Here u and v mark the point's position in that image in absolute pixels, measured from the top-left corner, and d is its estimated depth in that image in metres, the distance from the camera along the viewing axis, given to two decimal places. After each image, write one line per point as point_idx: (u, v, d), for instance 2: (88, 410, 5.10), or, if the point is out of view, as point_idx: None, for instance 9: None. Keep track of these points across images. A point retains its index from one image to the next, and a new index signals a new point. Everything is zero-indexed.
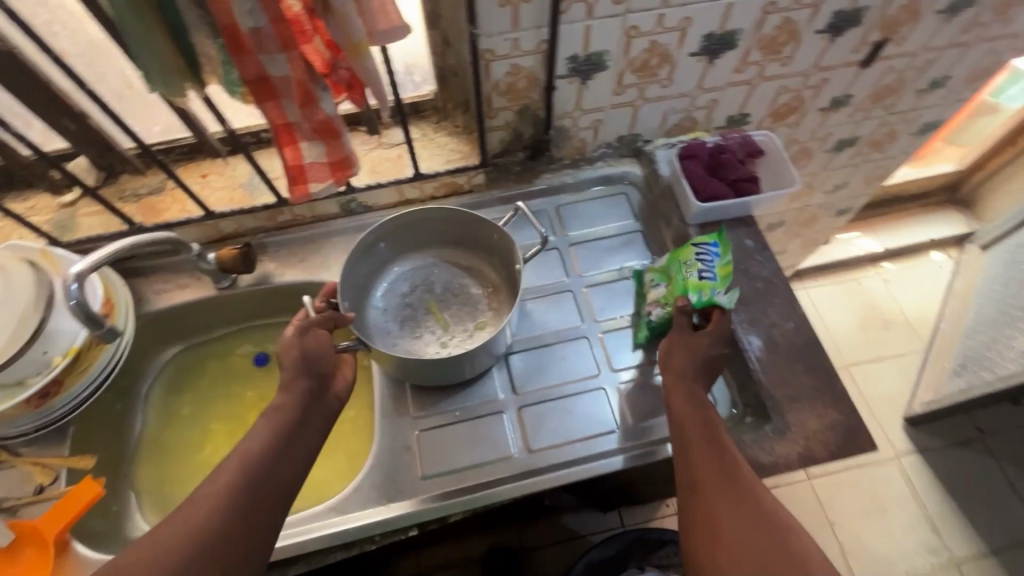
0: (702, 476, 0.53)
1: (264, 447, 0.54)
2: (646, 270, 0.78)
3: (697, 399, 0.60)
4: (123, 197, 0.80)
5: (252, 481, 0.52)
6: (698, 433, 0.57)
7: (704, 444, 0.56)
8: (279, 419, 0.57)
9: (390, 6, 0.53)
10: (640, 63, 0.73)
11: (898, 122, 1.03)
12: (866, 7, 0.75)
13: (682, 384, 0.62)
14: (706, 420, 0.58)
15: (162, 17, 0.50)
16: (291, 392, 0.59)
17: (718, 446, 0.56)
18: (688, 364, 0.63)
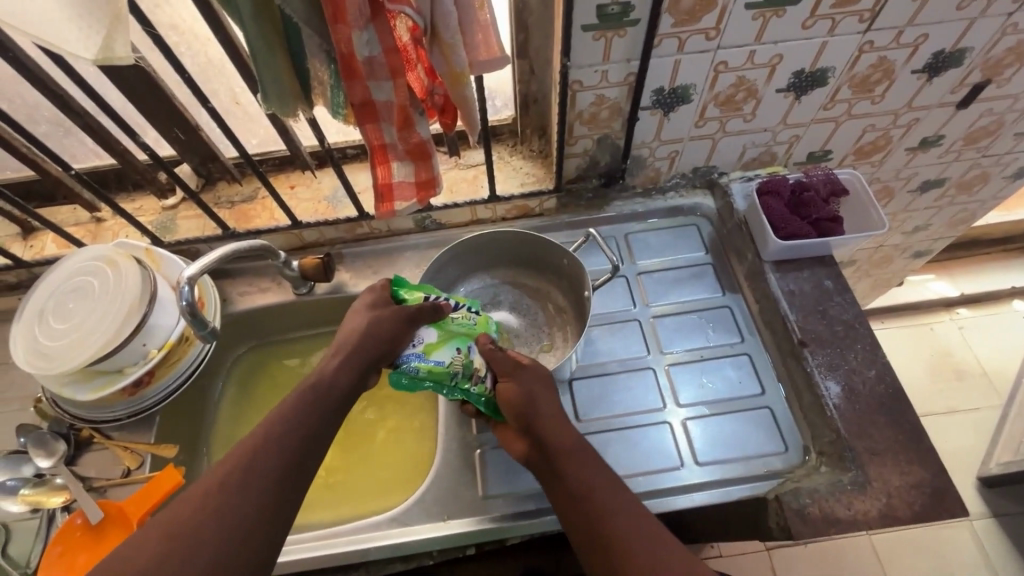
0: (622, 547, 0.51)
1: (293, 430, 0.52)
2: (437, 355, 0.63)
3: (584, 457, 0.58)
4: (219, 203, 0.86)
5: (290, 458, 0.50)
6: (613, 522, 0.53)
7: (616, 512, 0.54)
8: (312, 402, 0.55)
9: (492, 37, 0.55)
10: (725, 97, 0.73)
11: (992, 165, 0.98)
12: (970, 49, 0.72)
13: (570, 452, 0.58)
14: (615, 500, 0.55)
15: (285, 43, 0.54)
16: (332, 372, 0.58)
17: (640, 523, 0.53)
18: (558, 432, 0.60)
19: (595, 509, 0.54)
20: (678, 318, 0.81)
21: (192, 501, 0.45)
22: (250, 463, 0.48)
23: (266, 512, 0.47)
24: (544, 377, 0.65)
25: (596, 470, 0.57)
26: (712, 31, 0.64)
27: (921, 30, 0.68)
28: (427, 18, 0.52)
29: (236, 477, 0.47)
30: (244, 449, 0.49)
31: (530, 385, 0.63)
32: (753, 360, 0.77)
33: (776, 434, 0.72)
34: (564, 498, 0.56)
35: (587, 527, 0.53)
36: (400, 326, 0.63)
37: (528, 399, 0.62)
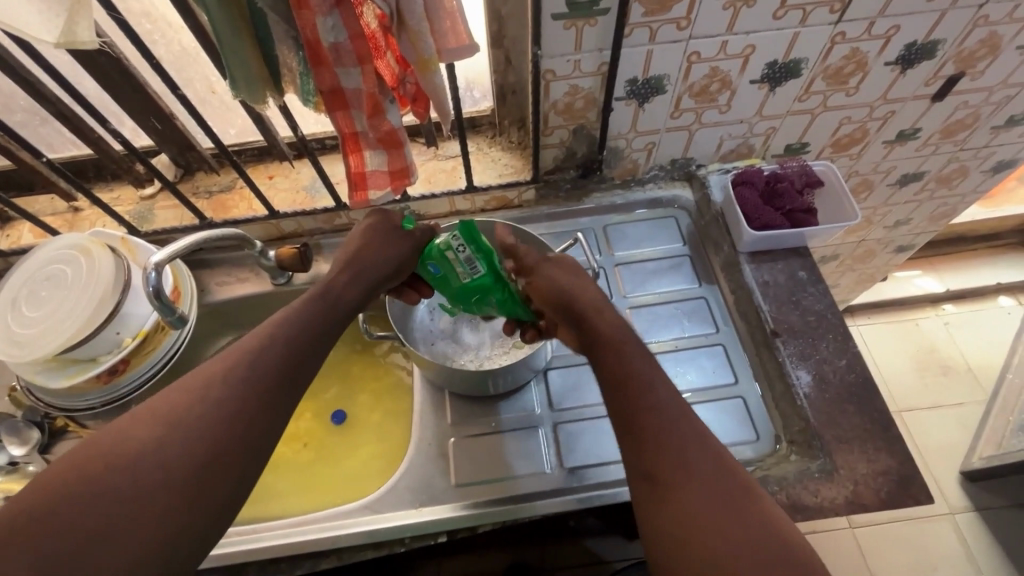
0: (665, 445, 0.49)
1: (293, 336, 0.52)
2: None
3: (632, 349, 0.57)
4: (197, 193, 0.86)
5: (289, 360, 0.50)
6: (652, 407, 0.52)
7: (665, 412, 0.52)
8: (317, 311, 0.56)
9: (460, 24, 0.55)
10: (699, 88, 0.73)
11: (970, 159, 0.99)
12: (941, 40, 0.72)
13: (615, 343, 0.58)
14: (660, 389, 0.53)
15: (252, 29, 0.54)
16: (339, 287, 0.60)
17: (683, 414, 0.51)
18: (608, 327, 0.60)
19: (640, 393, 0.53)
20: (654, 309, 0.82)
21: (189, 390, 0.45)
22: (253, 359, 0.48)
23: (265, 408, 0.47)
24: (571, 268, 0.67)
25: (644, 360, 0.56)
26: (683, 20, 0.64)
27: (892, 21, 0.68)
28: (392, 5, 0.52)
29: (238, 374, 0.47)
30: (246, 348, 0.49)
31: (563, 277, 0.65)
32: (727, 350, 0.78)
33: (747, 423, 0.72)
34: (610, 377, 0.55)
35: (624, 405, 0.53)
36: (392, 240, 0.66)
37: (563, 292, 0.63)
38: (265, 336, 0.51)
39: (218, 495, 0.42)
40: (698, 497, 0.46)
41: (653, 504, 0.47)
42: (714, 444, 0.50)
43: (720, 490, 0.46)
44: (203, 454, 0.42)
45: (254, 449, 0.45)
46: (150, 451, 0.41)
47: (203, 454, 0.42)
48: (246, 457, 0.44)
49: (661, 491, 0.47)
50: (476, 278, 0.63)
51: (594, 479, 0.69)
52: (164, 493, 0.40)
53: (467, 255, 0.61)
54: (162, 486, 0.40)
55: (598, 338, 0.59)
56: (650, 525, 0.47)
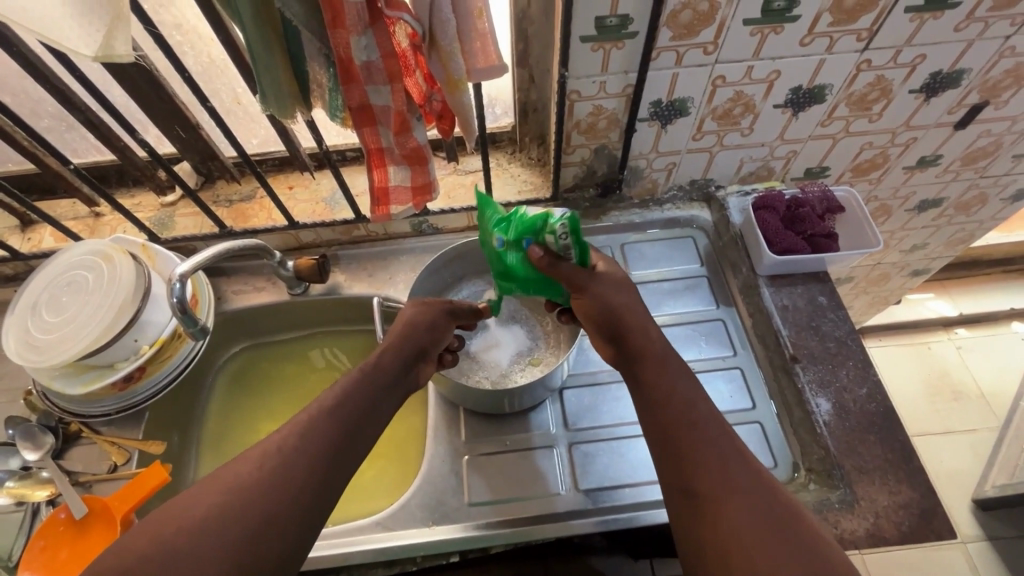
0: (707, 463, 0.50)
1: (344, 406, 0.53)
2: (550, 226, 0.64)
3: (673, 366, 0.57)
4: (217, 201, 0.87)
5: (340, 436, 0.51)
6: (691, 424, 0.52)
7: (706, 429, 0.52)
8: (362, 381, 0.56)
9: (491, 45, 0.55)
10: (722, 111, 0.73)
11: (990, 187, 0.98)
12: (967, 70, 0.72)
13: (657, 358, 0.58)
14: (700, 408, 0.54)
15: (286, 47, 0.54)
16: (382, 355, 0.59)
17: (725, 435, 0.52)
18: (646, 343, 0.59)
19: (679, 412, 0.53)
20: (670, 329, 0.81)
21: (251, 459, 0.48)
22: (308, 425, 0.51)
23: (318, 477, 0.49)
24: (622, 283, 0.62)
25: (685, 377, 0.56)
26: (710, 45, 0.64)
27: (919, 50, 0.68)
28: (425, 25, 0.52)
29: (291, 442, 0.49)
30: (302, 417, 0.52)
31: (618, 288, 0.61)
32: (745, 374, 0.77)
33: (764, 449, 0.72)
34: (650, 391, 0.56)
35: (666, 425, 0.53)
36: (442, 318, 0.65)
37: (609, 309, 0.60)
38: (317, 409, 0.52)
39: (273, 561, 0.44)
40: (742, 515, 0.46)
41: (697, 523, 0.48)
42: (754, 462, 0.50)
43: (764, 508, 0.47)
44: (262, 519, 0.45)
45: (306, 518, 0.47)
46: (211, 520, 0.44)
47: (259, 521, 0.45)
48: (302, 523, 0.47)
49: (702, 509, 0.48)
50: (576, 271, 0.58)
51: (607, 501, 0.68)
52: (219, 563, 0.42)
53: (569, 245, 0.56)
54: (218, 554, 0.43)
55: (640, 353, 0.59)
56: (692, 543, 0.48)
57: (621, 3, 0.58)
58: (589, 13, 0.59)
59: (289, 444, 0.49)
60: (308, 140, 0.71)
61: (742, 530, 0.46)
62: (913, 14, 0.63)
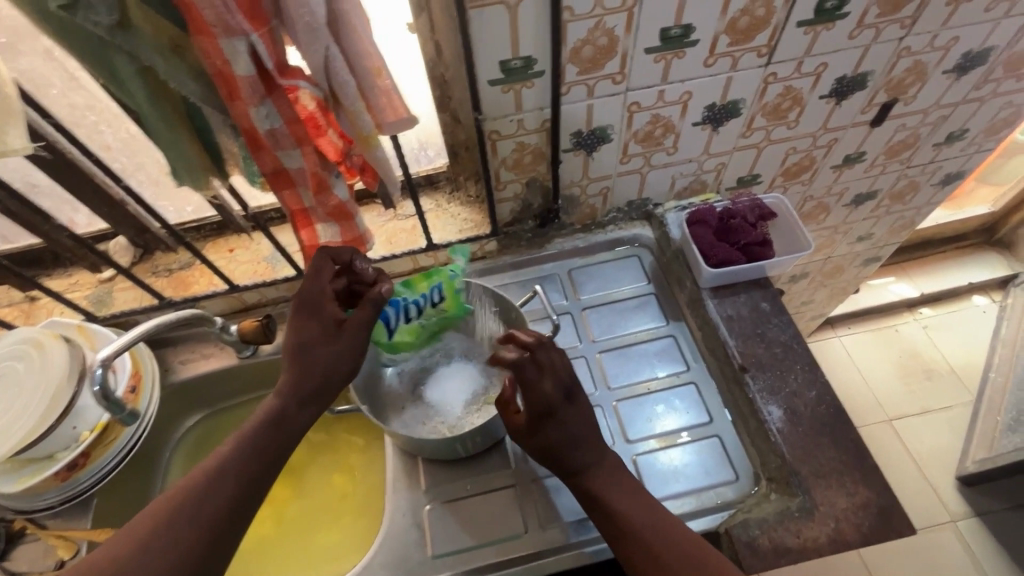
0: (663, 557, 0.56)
1: (246, 464, 0.56)
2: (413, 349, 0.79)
3: (612, 467, 0.62)
4: (156, 272, 0.85)
5: (237, 498, 0.54)
6: (638, 536, 0.57)
7: (655, 523, 0.58)
8: (267, 436, 0.58)
9: (396, 99, 0.56)
10: (643, 134, 0.75)
11: (919, 174, 1.01)
12: (870, 72, 0.75)
13: (603, 466, 0.62)
14: (647, 517, 0.58)
15: (189, 122, 0.54)
16: (288, 404, 0.60)
17: (684, 544, 0.56)
18: (588, 455, 0.62)
19: (627, 523, 0.58)
20: (625, 351, 0.81)
21: (137, 528, 0.50)
22: (203, 493, 0.53)
23: (213, 538, 0.51)
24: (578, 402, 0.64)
25: (636, 491, 0.61)
26: (617, 75, 0.66)
27: (820, 59, 0.71)
28: (325, 88, 0.52)
29: (187, 508, 0.51)
30: (197, 480, 0.54)
31: (571, 424, 0.63)
32: (700, 389, 0.77)
33: (725, 463, 0.71)
34: (597, 517, 0.60)
35: (620, 532, 0.58)
36: (335, 344, 0.63)
37: (563, 440, 0.62)
38: (217, 469, 0.54)
39: None
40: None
41: None
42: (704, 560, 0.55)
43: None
44: None
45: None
46: None
47: None
48: None
49: None
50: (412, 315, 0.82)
51: (589, 533, 0.67)
52: None
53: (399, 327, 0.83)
54: None
55: (582, 470, 0.62)
56: None
57: (522, 46, 0.60)
58: (492, 58, 0.60)
59: (186, 507, 0.51)
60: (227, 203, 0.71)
61: None
62: (806, 27, 0.66)
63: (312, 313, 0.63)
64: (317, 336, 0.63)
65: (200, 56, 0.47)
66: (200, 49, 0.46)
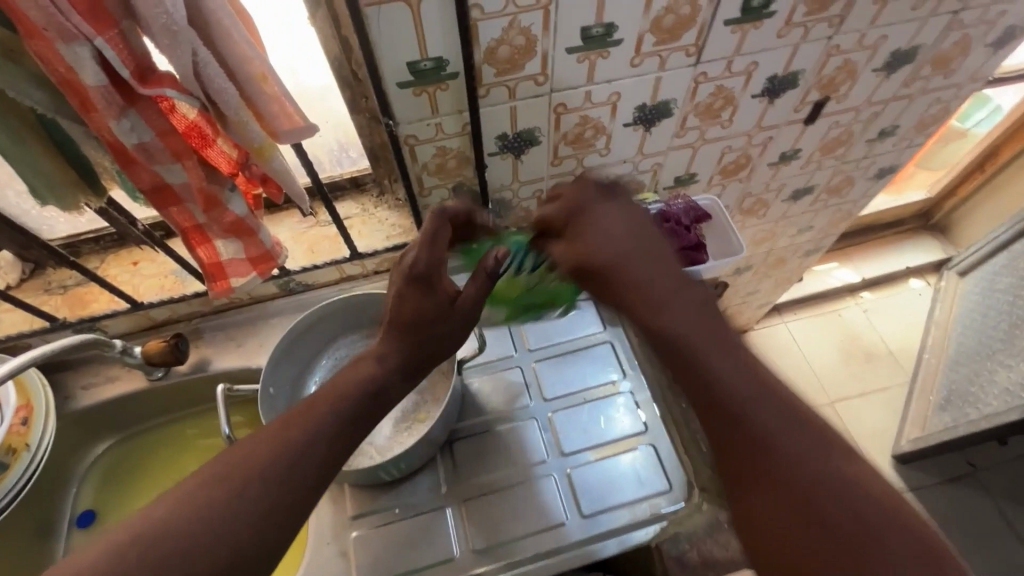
0: (771, 433, 0.46)
1: (331, 436, 0.48)
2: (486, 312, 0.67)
3: (702, 312, 0.53)
4: (49, 289, 0.78)
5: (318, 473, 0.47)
6: (735, 398, 0.48)
7: (763, 394, 0.48)
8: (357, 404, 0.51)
9: (290, 106, 0.50)
10: (573, 135, 0.72)
11: (854, 170, 1.02)
12: (801, 71, 0.73)
13: (679, 305, 0.53)
14: (750, 381, 0.48)
15: (45, 136, 0.48)
16: (384, 366, 0.52)
17: (801, 427, 0.46)
18: (666, 289, 0.54)
19: (717, 383, 0.48)
20: (561, 360, 0.79)
21: (221, 481, 0.44)
22: (199, 536, 0.41)
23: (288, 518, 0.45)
24: (641, 222, 0.59)
25: (719, 331, 0.51)
26: (540, 76, 0.62)
27: (749, 58, 0.68)
28: (201, 97, 0.47)
29: (272, 466, 0.45)
30: (283, 436, 0.47)
31: (639, 244, 0.57)
32: (634, 397, 0.76)
33: (658, 472, 0.70)
34: (682, 367, 0.51)
35: (722, 397, 0.48)
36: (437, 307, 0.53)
37: (630, 273, 0.55)
38: (299, 428, 0.48)
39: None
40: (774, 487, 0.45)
41: (784, 507, 0.44)
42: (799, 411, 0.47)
43: (832, 471, 0.44)
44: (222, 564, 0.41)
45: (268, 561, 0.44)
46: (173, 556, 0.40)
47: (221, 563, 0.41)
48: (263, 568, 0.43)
49: (780, 490, 0.45)
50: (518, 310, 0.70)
51: (521, 554, 0.65)
52: None
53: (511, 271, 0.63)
54: None
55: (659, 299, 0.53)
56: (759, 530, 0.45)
57: (430, 46, 0.55)
58: (399, 59, 0.55)
59: (268, 466, 0.45)
60: (109, 218, 0.64)
61: (824, 504, 0.43)
62: (734, 26, 0.63)
63: (423, 283, 0.53)
64: (417, 299, 0.53)
65: (38, 62, 0.40)
66: (36, 55, 0.40)
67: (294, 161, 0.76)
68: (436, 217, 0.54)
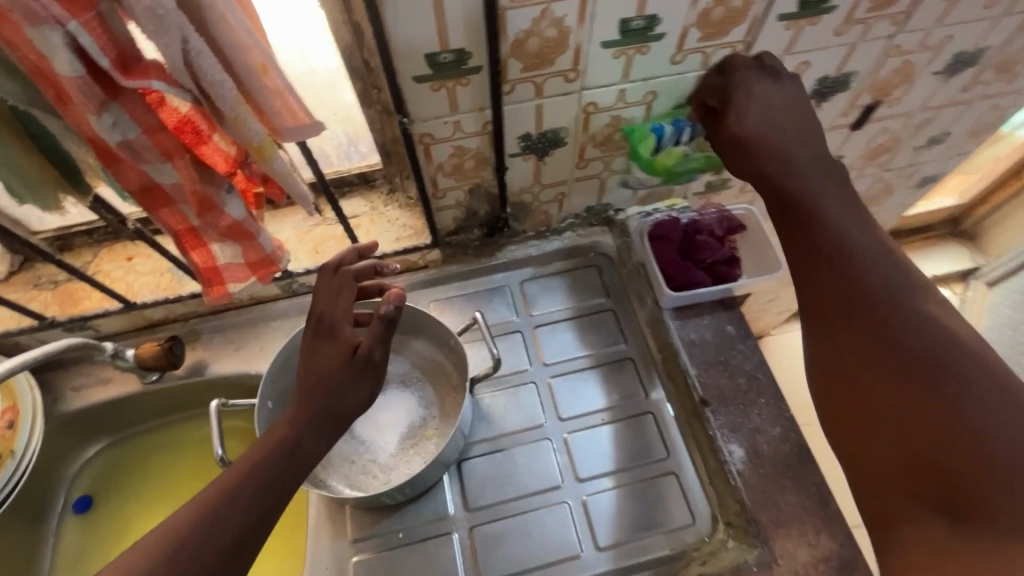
0: (915, 356, 0.41)
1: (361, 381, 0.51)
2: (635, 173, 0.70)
3: (856, 226, 0.48)
4: (39, 284, 0.73)
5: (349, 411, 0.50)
6: (878, 311, 0.44)
7: (913, 323, 0.42)
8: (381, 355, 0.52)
9: (294, 102, 0.45)
10: (602, 137, 0.66)
11: (896, 178, 0.95)
12: (854, 73, 0.67)
13: (841, 228, 0.47)
14: (908, 303, 0.43)
15: (20, 129, 0.43)
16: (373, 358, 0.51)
17: (956, 353, 0.40)
18: (827, 192, 0.49)
19: (853, 293, 0.45)
20: (579, 377, 0.73)
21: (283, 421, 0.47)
22: (263, 461, 0.45)
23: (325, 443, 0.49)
24: (795, 106, 0.53)
25: (877, 248, 0.46)
26: (571, 72, 0.56)
27: (801, 58, 0.62)
28: (193, 91, 0.41)
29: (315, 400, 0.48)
30: (327, 372, 0.49)
31: (789, 125, 0.52)
32: (658, 420, 0.70)
33: (680, 504, 0.65)
34: (818, 273, 0.47)
35: (859, 315, 0.44)
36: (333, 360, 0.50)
37: (777, 143, 0.51)
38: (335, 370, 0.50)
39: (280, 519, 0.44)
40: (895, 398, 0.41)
41: (913, 426, 0.40)
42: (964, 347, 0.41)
43: (999, 397, 0.38)
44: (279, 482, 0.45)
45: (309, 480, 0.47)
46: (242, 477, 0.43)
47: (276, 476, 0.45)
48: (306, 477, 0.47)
49: (911, 407, 0.40)
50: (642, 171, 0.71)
51: None
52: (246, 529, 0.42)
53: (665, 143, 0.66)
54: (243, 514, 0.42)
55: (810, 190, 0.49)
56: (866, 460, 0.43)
57: (452, 37, 0.49)
58: (417, 51, 0.50)
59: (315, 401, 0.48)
60: (97, 216, 0.59)
61: (970, 419, 0.38)
62: (788, 22, 0.57)
63: (324, 335, 0.51)
64: (313, 353, 0.51)
65: (6, 48, 0.36)
66: (4, 40, 0.35)
67: (298, 156, 0.71)
68: (325, 271, 0.56)
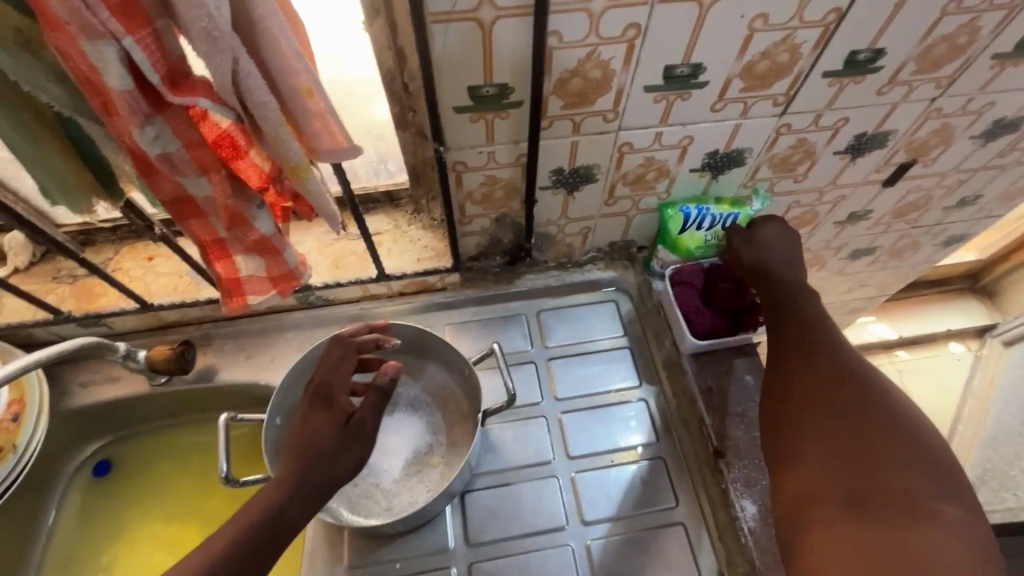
0: (869, 425, 0.50)
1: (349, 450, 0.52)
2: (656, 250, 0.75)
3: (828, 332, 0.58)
4: (58, 277, 0.73)
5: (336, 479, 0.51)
6: (840, 388, 0.53)
7: (869, 403, 0.51)
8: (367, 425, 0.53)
9: (334, 124, 0.44)
10: (634, 176, 0.65)
11: (922, 235, 0.94)
12: (893, 131, 0.66)
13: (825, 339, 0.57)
14: (867, 388, 0.52)
15: (61, 133, 0.43)
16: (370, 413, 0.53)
17: (904, 430, 0.49)
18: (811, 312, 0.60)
19: (821, 374, 0.54)
20: (591, 415, 0.71)
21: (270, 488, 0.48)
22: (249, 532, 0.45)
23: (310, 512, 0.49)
24: (792, 245, 0.66)
25: (842, 351, 0.56)
26: (609, 113, 0.56)
27: (840, 114, 0.61)
28: (236, 108, 0.41)
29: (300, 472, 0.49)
30: (314, 440, 0.50)
31: (782, 252, 0.65)
32: (669, 465, 0.68)
33: (688, 558, 0.63)
34: (796, 356, 0.57)
35: (825, 389, 0.53)
36: (322, 421, 0.52)
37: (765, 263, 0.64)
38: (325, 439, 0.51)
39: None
40: (828, 430, 0.51)
41: (857, 475, 0.48)
42: (924, 429, 0.50)
43: (931, 468, 0.47)
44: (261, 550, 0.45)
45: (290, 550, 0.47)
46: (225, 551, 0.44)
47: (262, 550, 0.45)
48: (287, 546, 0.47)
49: (862, 460, 0.48)
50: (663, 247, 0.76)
51: None
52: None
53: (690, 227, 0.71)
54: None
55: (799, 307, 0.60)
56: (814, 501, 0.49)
57: (496, 71, 0.49)
58: (460, 82, 0.50)
59: (301, 473, 0.49)
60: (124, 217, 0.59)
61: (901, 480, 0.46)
62: (832, 79, 0.56)
63: (321, 401, 0.54)
64: (309, 409, 0.53)
65: (60, 59, 0.36)
66: (57, 50, 0.36)
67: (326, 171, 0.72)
68: (338, 341, 0.58)
